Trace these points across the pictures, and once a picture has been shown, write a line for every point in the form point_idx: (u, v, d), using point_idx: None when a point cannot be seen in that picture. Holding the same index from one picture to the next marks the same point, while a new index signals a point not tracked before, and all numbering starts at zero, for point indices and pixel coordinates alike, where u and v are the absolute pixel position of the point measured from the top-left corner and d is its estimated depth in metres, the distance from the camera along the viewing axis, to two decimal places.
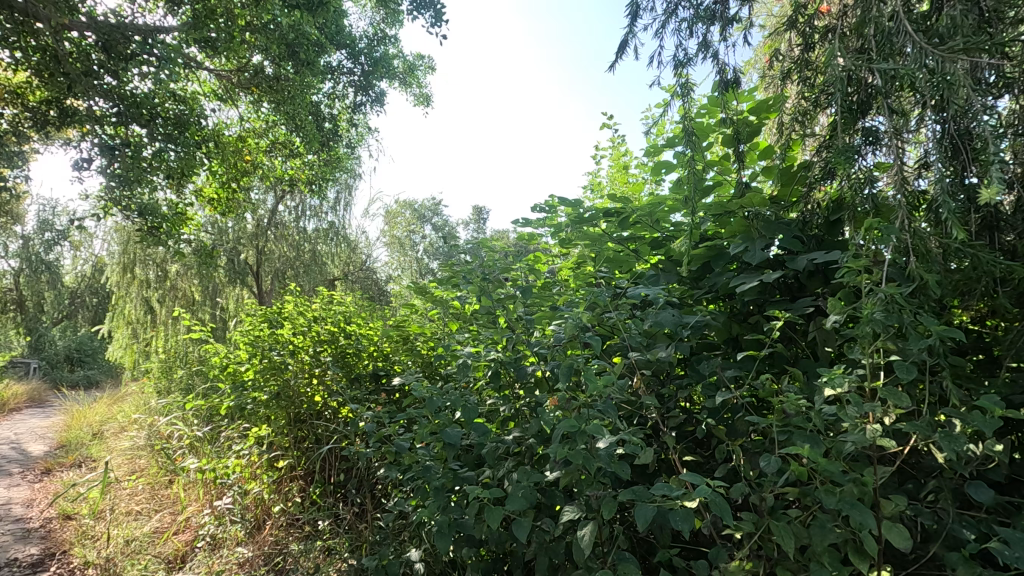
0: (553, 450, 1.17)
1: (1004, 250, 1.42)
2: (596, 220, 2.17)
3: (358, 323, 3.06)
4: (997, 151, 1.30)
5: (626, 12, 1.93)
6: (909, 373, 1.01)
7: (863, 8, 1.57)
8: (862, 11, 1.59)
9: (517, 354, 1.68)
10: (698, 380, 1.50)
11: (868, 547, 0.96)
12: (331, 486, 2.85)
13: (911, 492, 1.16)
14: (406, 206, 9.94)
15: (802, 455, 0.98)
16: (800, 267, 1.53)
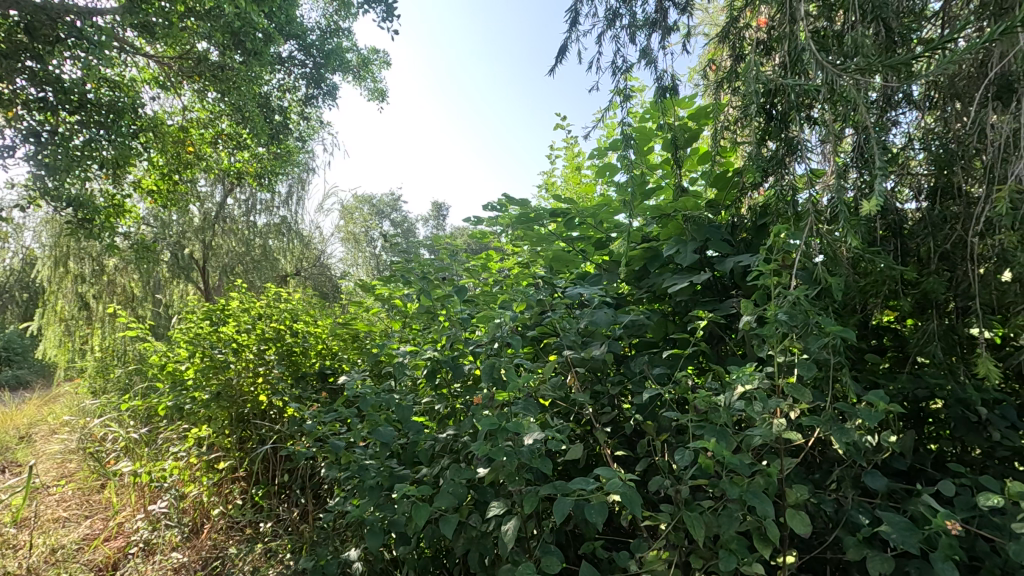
0: (479, 449, 1.20)
1: (907, 255, 1.54)
2: (542, 220, 2.21)
3: (305, 321, 3.01)
4: (896, 164, 1.40)
5: (566, 19, 1.97)
6: (810, 371, 1.08)
7: (781, 26, 1.67)
8: (780, 28, 1.68)
9: (455, 353, 1.70)
10: (629, 377, 1.56)
11: (770, 533, 1.02)
12: (274, 487, 2.81)
13: (818, 482, 1.24)
14: (363, 203, 9.81)
15: (712, 449, 1.03)
16: (726, 269, 1.60)
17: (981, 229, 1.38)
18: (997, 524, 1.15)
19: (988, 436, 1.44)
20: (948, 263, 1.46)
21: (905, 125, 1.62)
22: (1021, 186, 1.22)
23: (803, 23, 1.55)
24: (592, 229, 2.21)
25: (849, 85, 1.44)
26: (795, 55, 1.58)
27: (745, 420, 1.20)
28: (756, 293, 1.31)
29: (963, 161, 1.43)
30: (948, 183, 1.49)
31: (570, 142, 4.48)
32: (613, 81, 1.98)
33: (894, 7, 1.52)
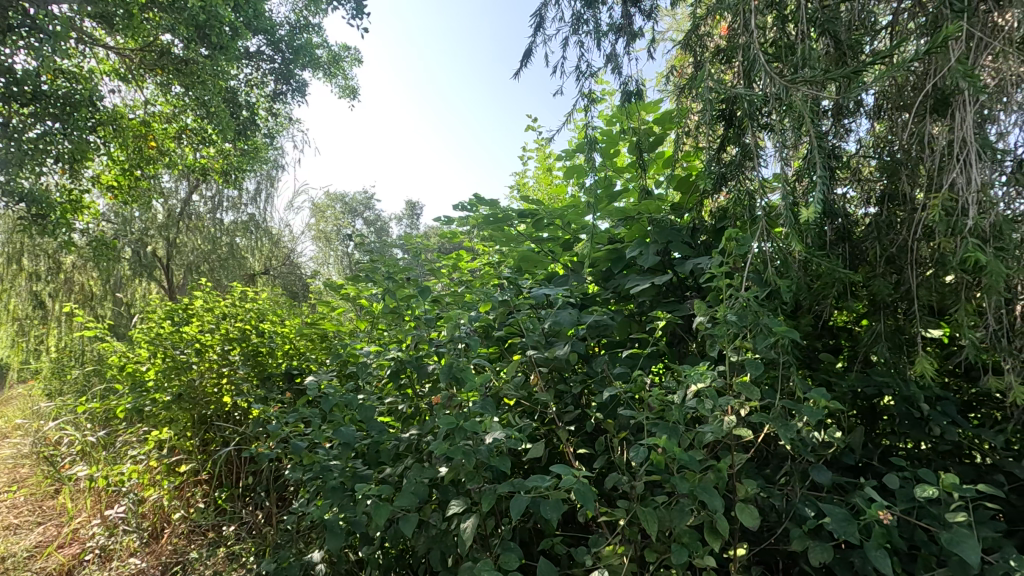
0: (438, 449, 1.21)
1: (855, 258, 1.61)
2: (510, 222, 2.23)
3: (272, 320, 2.96)
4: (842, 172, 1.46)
5: (531, 23, 1.99)
6: (757, 370, 1.13)
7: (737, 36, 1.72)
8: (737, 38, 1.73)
9: (420, 353, 1.70)
10: (592, 376, 1.60)
11: (719, 526, 1.06)
12: (238, 490, 2.76)
13: (769, 477, 1.29)
14: (334, 201, 9.67)
15: (663, 445, 1.06)
16: (684, 271, 1.65)
17: (921, 235, 1.45)
18: (933, 515, 1.21)
19: (929, 432, 1.51)
20: (894, 266, 1.53)
21: (859, 133, 1.67)
22: (955, 195, 1.29)
23: (754, 34, 1.60)
24: (558, 230, 2.25)
25: (796, 96, 1.50)
26: (746, 64, 1.63)
27: (699, 418, 1.24)
28: (709, 295, 1.35)
29: (907, 169, 1.50)
30: (894, 190, 1.55)
31: (543, 143, 4.50)
32: (577, 85, 2.00)
33: (842, 20, 1.57)
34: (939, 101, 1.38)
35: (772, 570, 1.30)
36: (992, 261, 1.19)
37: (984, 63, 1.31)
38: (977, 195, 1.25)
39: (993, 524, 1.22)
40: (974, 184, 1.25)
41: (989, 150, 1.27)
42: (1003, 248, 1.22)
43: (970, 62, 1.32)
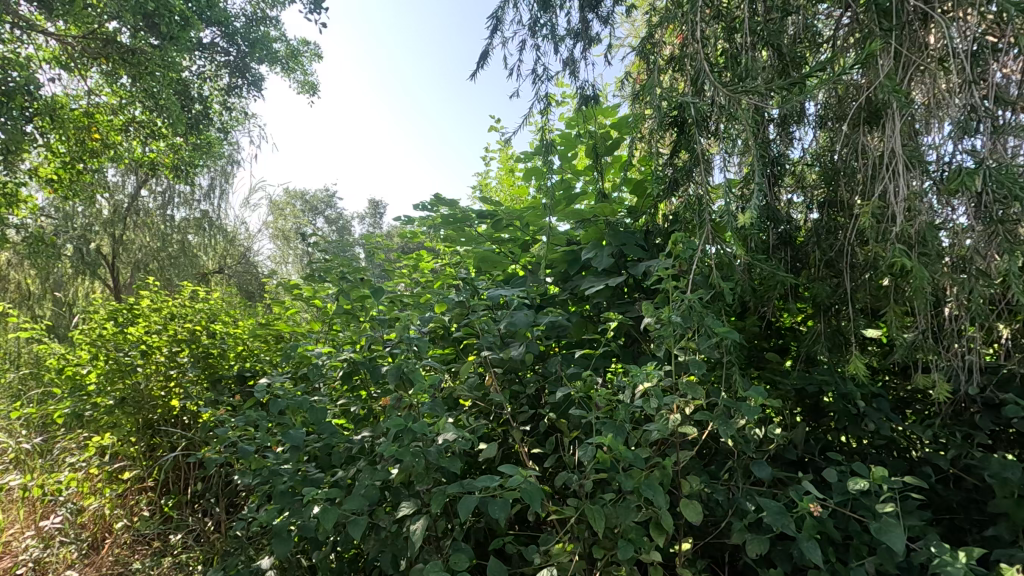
0: (386, 451, 1.20)
1: (795, 263, 1.69)
2: (470, 222, 2.24)
3: (224, 321, 2.87)
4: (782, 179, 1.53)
5: (488, 25, 1.99)
6: (700, 369, 1.16)
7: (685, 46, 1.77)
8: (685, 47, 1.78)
9: (373, 354, 1.69)
10: (546, 377, 1.62)
11: (663, 522, 1.09)
12: (186, 497, 2.66)
13: (714, 473, 1.33)
14: (294, 200, 9.45)
15: (609, 444, 1.09)
16: (637, 273, 1.69)
17: (856, 240, 1.52)
18: (865, 506, 1.27)
19: (865, 427, 1.59)
20: (832, 269, 1.60)
21: (805, 143, 1.72)
22: (884, 203, 1.37)
23: (700, 45, 1.66)
24: (518, 231, 2.27)
25: (738, 106, 1.55)
26: (691, 73, 1.68)
27: (646, 416, 1.27)
28: (658, 296, 1.39)
29: (844, 177, 1.58)
30: (834, 197, 1.63)
31: (506, 144, 4.51)
32: (533, 87, 2.02)
33: (784, 34, 1.65)
34: (872, 114, 1.46)
35: (717, 563, 1.34)
36: (917, 265, 1.27)
37: (912, 79, 1.39)
38: (904, 203, 1.32)
39: (919, 513, 1.30)
40: (901, 192, 1.33)
41: (915, 161, 1.34)
42: (927, 253, 1.30)
43: (899, 77, 1.40)
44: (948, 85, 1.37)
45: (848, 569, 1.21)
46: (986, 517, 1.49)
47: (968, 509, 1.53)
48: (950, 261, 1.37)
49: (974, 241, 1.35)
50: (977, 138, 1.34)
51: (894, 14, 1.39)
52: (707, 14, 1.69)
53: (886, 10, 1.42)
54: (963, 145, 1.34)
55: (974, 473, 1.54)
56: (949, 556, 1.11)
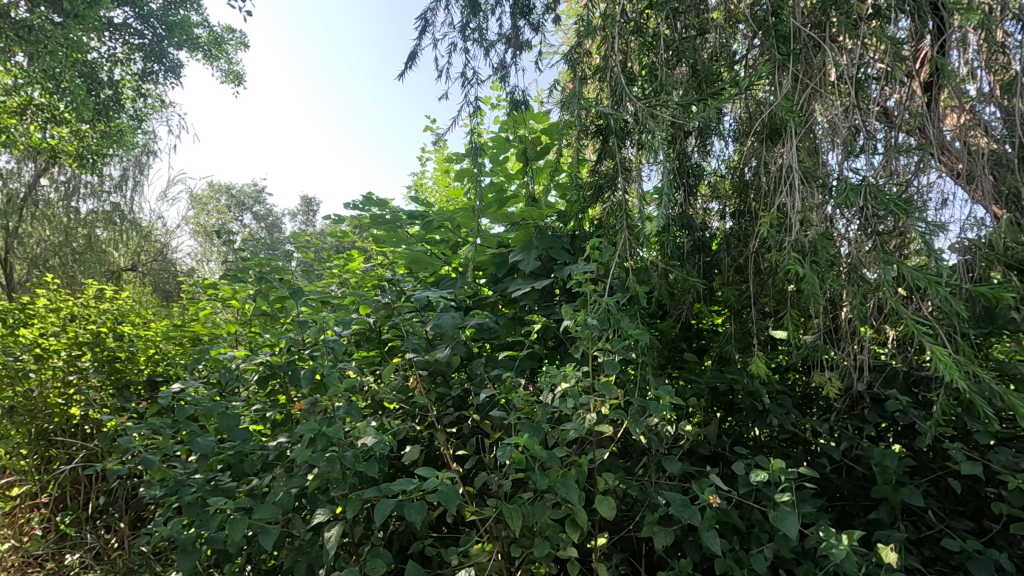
0: (298, 457, 1.17)
1: (707, 269, 1.80)
2: (400, 223, 2.21)
3: (133, 323, 2.68)
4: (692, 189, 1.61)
5: (416, 26, 1.98)
6: (613, 370, 1.21)
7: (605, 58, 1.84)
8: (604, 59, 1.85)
9: (292, 358, 1.64)
10: (471, 378, 1.63)
11: (577, 518, 1.12)
12: (85, 513, 2.45)
13: (629, 469, 1.39)
14: (217, 195, 8.98)
15: (525, 443, 1.11)
16: (561, 276, 1.73)
17: (761, 248, 1.63)
18: (765, 496, 1.36)
19: (769, 423, 1.70)
20: (741, 275, 1.71)
21: (724, 154, 1.82)
22: (782, 214, 1.48)
23: (619, 58, 1.73)
24: (449, 233, 2.26)
25: (653, 119, 1.63)
26: (609, 85, 1.74)
27: (565, 417, 1.31)
28: (577, 299, 1.43)
29: (751, 189, 1.69)
30: (744, 207, 1.73)
31: (440, 145, 4.49)
32: (462, 90, 2.02)
33: (697, 52, 1.74)
34: (774, 132, 1.57)
35: (633, 556, 1.40)
36: (809, 272, 1.38)
37: (808, 101, 1.51)
38: (799, 215, 1.43)
39: (811, 501, 1.41)
40: (797, 205, 1.44)
41: (810, 177, 1.46)
42: (818, 261, 1.41)
43: (797, 99, 1.52)
44: (840, 107, 1.50)
45: (749, 555, 1.29)
46: (872, 502, 1.64)
47: (856, 496, 1.67)
48: (840, 269, 1.50)
49: (860, 251, 1.49)
50: (870, 161, 1.49)
51: (792, 40, 1.51)
52: (627, 30, 1.77)
53: (784, 36, 1.53)
54: (850, 164, 1.48)
55: (862, 462, 1.68)
56: (834, 539, 1.22)
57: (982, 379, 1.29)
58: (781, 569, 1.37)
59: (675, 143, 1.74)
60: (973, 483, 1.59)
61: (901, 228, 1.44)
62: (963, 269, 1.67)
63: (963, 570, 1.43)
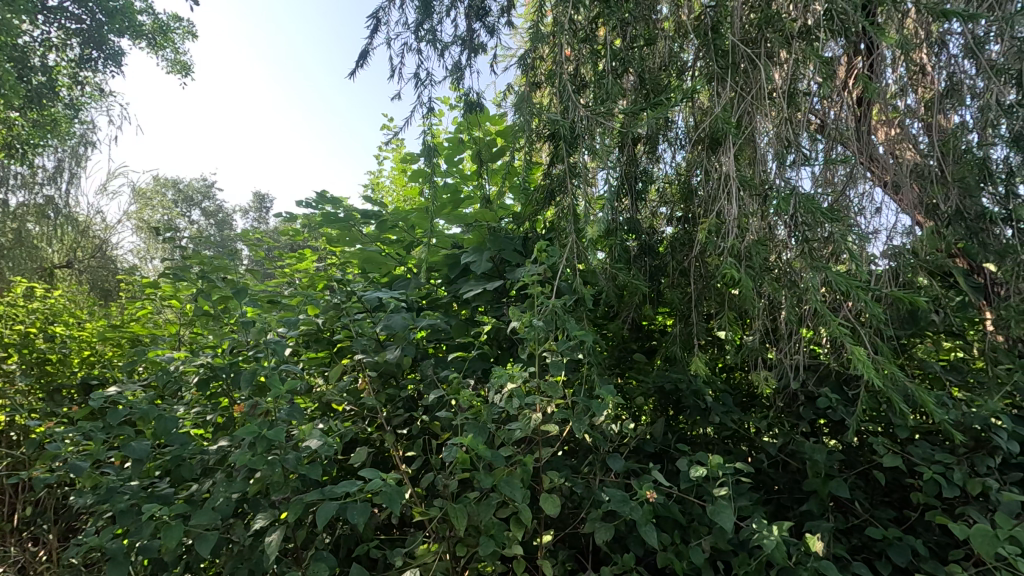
0: (237, 461, 1.15)
1: (653, 272, 1.86)
2: (353, 223, 2.18)
3: (67, 324, 2.54)
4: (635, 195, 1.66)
5: (367, 24, 1.96)
6: (559, 371, 1.24)
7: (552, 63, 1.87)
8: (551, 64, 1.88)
9: (235, 360, 1.59)
10: (422, 379, 1.62)
11: (521, 517, 1.15)
12: (10, 525, 2.30)
13: (575, 468, 1.42)
14: (164, 191, 8.62)
15: (470, 443, 1.13)
16: (512, 278, 1.75)
17: (703, 252, 1.70)
18: (704, 491, 1.42)
19: (710, 420, 1.77)
20: (685, 278, 1.77)
21: (674, 161, 1.87)
22: (721, 221, 1.54)
23: (567, 65, 1.76)
24: (403, 233, 2.25)
25: (599, 126, 1.67)
26: (556, 91, 1.78)
27: (511, 417, 1.33)
28: (525, 301, 1.46)
29: (694, 195, 1.76)
30: (689, 212, 1.79)
31: (398, 144, 4.47)
32: (415, 91, 2.01)
33: (643, 62, 1.80)
34: (714, 141, 1.64)
35: (580, 553, 1.43)
36: (744, 277, 1.45)
37: (745, 113, 1.59)
38: (736, 221, 1.50)
39: (746, 495, 1.48)
40: (734, 212, 1.51)
41: (747, 186, 1.53)
42: (753, 266, 1.48)
43: (735, 110, 1.59)
44: (775, 120, 1.57)
45: (688, 548, 1.34)
46: (804, 495, 1.73)
47: (791, 489, 1.76)
48: (775, 273, 1.58)
49: (792, 256, 1.57)
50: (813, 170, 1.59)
51: (730, 55, 1.58)
52: (574, 38, 1.81)
53: (723, 50, 1.60)
54: (783, 174, 1.55)
55: (796, 457, 1.77)
56: (767, 530, 1.28)
57: (897, 377, 1.39)
58: (718, 561, 1.43)
59: (622, 149, 1.79)
60: (896, 475, 1.69)
61: (829, 235, 1.53)
62: (889, 275, 1.78)
63: (884, 556, 1.53)
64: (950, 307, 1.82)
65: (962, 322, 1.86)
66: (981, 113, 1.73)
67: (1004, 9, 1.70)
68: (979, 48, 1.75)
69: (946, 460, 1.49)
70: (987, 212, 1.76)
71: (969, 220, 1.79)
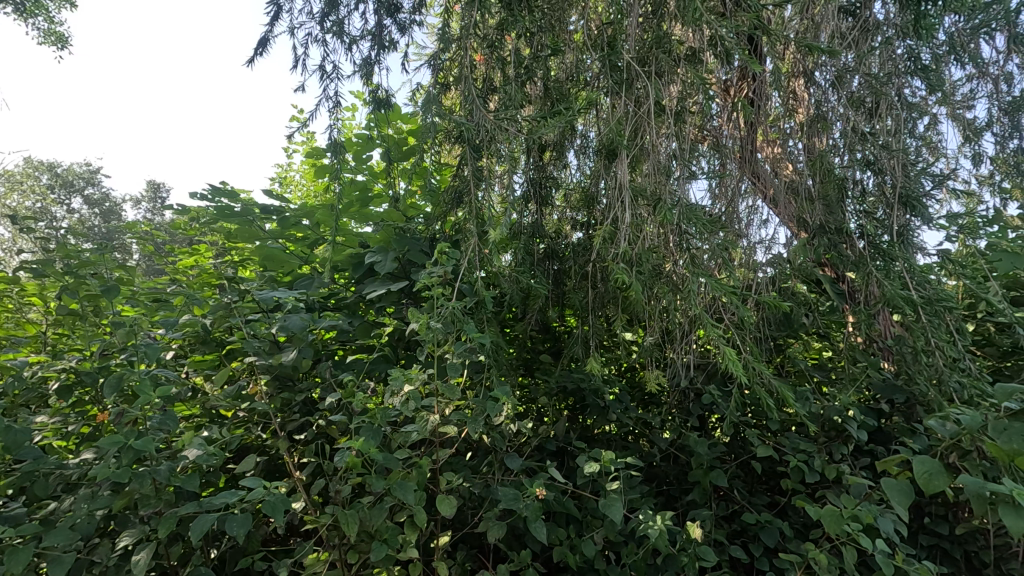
0: (100, 475, 1.06)
1: (555, 275, 1.94)
2: (252, 218, 2.06)
3: None
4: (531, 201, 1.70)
5: (268, 10, 1.86)
6: (455, 373, 1.25)
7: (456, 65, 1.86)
8: (455, 67, 1.88)
9: (104, 364, 1.45)
10: (320, 382, 1.57)
11: (415, 519, 1.14)
12: None
13: (475, 469, 1.44)
14: (36, 176, 7.72)
15: (360, 447, 1.11)
16: (416, 279, 1.74)
17: (602, 257, 1.78)
18: (598, 486, 1.48)
19: (608, 418, 1.85)
20: (586, 281, 1.85)
21: (579, 169, 1.95)
22: (615, 227, 1.62)
23: (472, 70, 1.78)
24: (309, 230, 2.17)
25: (502, 131, 1.70)
26: (462, 94, 1.78)
27: (407, 421, 1.32)
28: (426, 303, 1.45)
29: (596, 202, 1.84)
30: (590, 218, 1.87)
31: (309, 138, 4.30)
32: (320, 84, 1.94)
33: (547, 72, 1.86)
34: (612, 152, 1.72)
35: (479, 552, 1.45)
36: (634, 282, 1.53)
37: (638, 127, 1.68)
38: (628, 229, 1.59)
39: (636, 488, 1.56)
40: (627, 221, 1.59)
41: (638, 196, 1.62)
42: (642, 271, 1.57)
43: (629, 124, 1.68)
44: (667, 135, 1.67)
45: (581, 542, 1.40)
46: (690, 485, 1.86)
47: (679, 480, 1.89)
48: (665, 278, 1.68)
49: (681, 262, 1.68)
50: (710, 183, 1.93)
51: (624, 71, 1.67)
52: (479, 42, 1.82)
53: (618, 66, 1.68)
54: (672, 186, 1.66)
55: (684, 450, 1.90)
56: (652, 520, 1.36)
57: (765, 375, 1.52)
58: (610, 552, 1.50)
59: (526, 155, 1.83)
60: (768, 464, 1.87)
61: (712, 244, 1.65)
62: (768, 282, 1.96)
63: (757, 539, 1.67)
64: (818, 311, 2.03)
65: (829, 325, 2.07)
66: (844, 138, 1.93)
67: (861, 48, 1.93)
68: (842, 81, 1.96)
69: (808, 450, 1.66)
70: (846, 227, 1.89)
71: (830, 233, 1.92)
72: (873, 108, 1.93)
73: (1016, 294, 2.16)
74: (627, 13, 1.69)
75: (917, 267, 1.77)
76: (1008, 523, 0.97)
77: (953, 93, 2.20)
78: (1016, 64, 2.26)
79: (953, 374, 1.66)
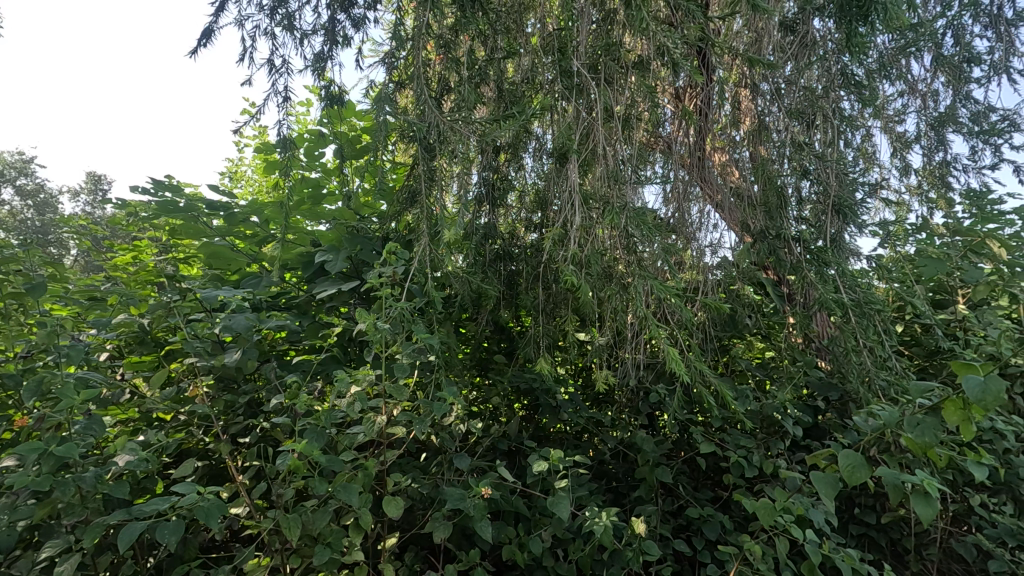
0: (20, 484, 1.00)
1: (509, 276, 1.96)
2: (197, 214, 1.98)
3: None
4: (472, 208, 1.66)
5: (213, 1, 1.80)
6: (403, 373, 1.25)
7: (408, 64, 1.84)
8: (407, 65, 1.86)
9: (28, 367, 1.37)
10: (265, 383, 1.53)
11: (360, 521, 1.13)
12: None
13: (424, 469, 1.44)
14: None
15: (303, 450, 1.10)
16: (367, 278, 1.72)
17: (554, 259, 1.81)
18: (546, 485, 1.51)
19: (559, 417, 1.88)
20: (538, 283, 1.87)
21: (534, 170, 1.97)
22: (566, 230, 1.64)
23: (424, 68, 1.76)
24: (258, 227, 2.11)
25: (455, 132, 1.69)
26: (415, 94, 1.77)
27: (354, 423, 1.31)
28: (375, 303, 1.44)
29: (549, 204, 1.86)
30: (543, 220, 1.90)
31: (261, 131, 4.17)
32: (269, 78, 1.89)
33: (501, 74, 1.87)
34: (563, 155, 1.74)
35: (427, 552, 1.45)
36: (583, 283, 1.55)
37: (588, 132, 1.69)
38: (578, 231, 1.61)
39: (584, 486, 1.59)
40: (576, 224, 1.61)
41: (588, 200, 1.64)
42: (591, 273, 1.60)
43: (578, 128, 1.69)
44: (617, 139, 1.71)
45: (528, 540, 1.42)
46: (637, 482, 1.91)
47: (626, 477, 1.93)
48: (614, 281, 1.72)
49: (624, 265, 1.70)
50: (662, 186, 2.02)
51: (575, 76, 1.69)
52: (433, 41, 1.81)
53: (569, 71, 1.70)
54: (623, 190, 1.70)
55: (632, 448, 1.96)
56: (597, 516, 1.40)
57: (708, 375, 1.58)
58: (557, 549, 1.53)
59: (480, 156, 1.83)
60: (711, 459, 1.94)
61: (655, 247, 1.68)
62: (713, 284, 2.03)
63: (699, 532, 1.74)
64: (760, 312, 2.11)
65: (770, 326, 2.17)
66: (785, 148, 2.02)
67: (801, 60, 2.01)
68: (784, 93, 2.05)
69: (748, 446, 1.74)
70: (786, 232, 1.96)
71: (771, 238, 2.00)
72: (811, 120, 2.02)
73: (939, 296, 2.32)
74: (579, 19, 1.72)
75: (848, 272, 1.86)
76: (919, 510, 1.04)
77: (886, 107, 2.34)
78: (942, 82, 2.42)
79: (880, 373, 1.78)
